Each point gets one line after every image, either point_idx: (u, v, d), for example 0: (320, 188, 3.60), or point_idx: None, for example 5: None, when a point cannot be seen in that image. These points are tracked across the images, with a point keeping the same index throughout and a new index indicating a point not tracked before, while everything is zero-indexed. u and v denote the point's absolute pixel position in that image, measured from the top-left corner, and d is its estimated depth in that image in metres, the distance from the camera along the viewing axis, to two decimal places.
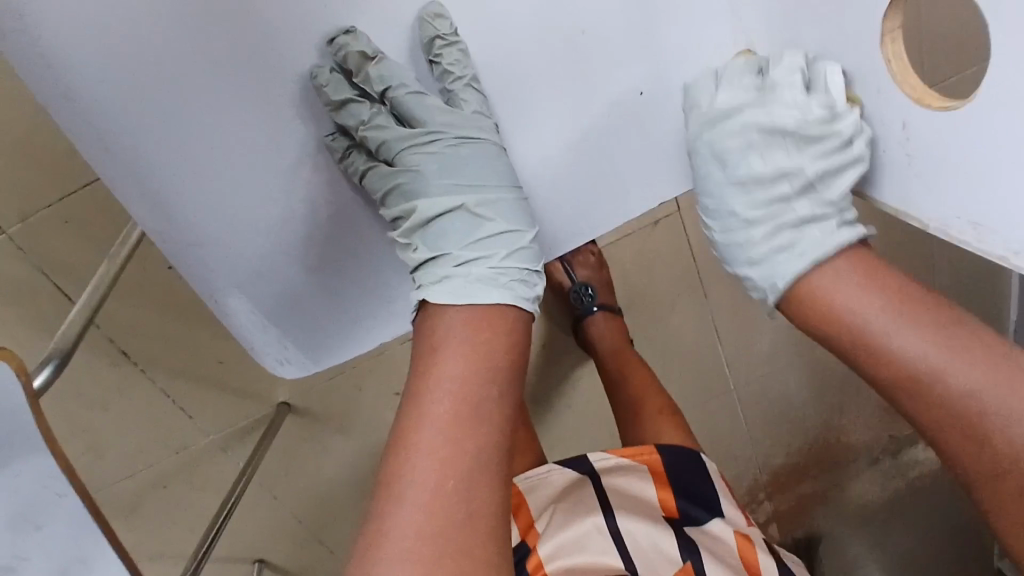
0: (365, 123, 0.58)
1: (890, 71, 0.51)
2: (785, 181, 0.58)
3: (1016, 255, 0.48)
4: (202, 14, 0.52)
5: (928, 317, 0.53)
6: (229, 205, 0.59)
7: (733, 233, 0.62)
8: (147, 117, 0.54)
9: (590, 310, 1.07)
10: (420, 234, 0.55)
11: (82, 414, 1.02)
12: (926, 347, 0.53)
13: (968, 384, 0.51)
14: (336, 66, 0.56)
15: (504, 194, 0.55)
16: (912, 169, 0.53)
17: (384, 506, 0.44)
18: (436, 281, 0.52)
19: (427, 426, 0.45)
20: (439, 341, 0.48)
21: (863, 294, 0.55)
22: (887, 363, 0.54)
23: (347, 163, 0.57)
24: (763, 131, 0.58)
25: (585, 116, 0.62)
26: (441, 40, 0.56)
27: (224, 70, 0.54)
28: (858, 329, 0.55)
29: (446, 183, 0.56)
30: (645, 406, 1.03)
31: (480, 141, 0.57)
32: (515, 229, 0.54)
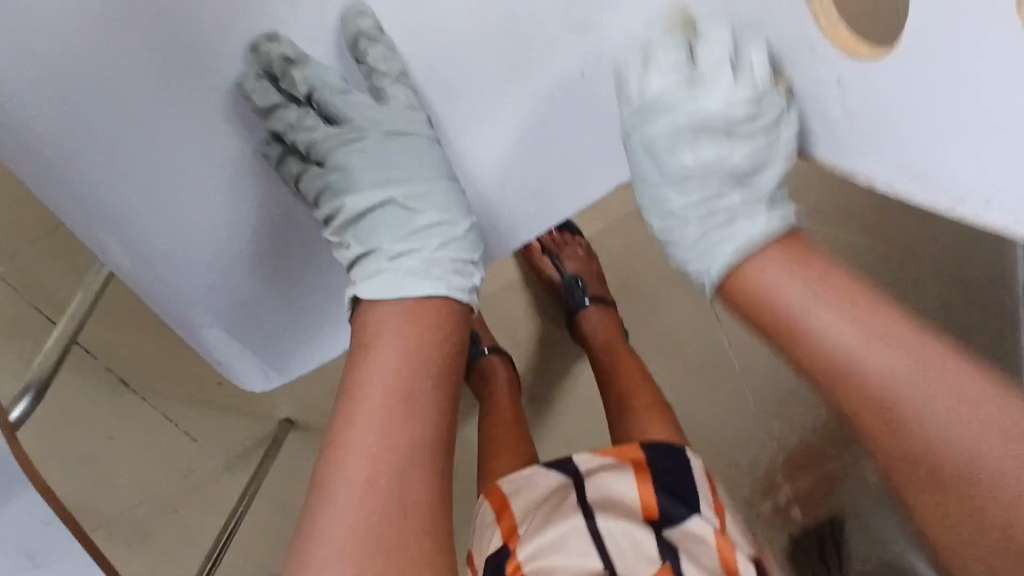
0: (294, 126, 0.58)
1: (817, 25, 0.48)
2: (721, 169, 0.56)
3: (960, 204, 0.46)
4: (133, 31, 0.51)
5: (860, 309, 0.51)
6: (183, 223, 0.58)
7: (668, 222, 0.60)
8: (91, 142, 0.53)
9: (579, 304, 1.07)
10: (353, 232, 0.56)
11: (82, 445, 1.03)
12: (855, 340, 0.50)
13: (886, 370, 0.49)
14: (261, 72, 0.55)
15: (440, 189, 0.57)
16: (852, 125, 0.51)
17: (319, 506, 0.44)
18: (368, 277, 0.53)
19: (360, 424, 0.46)
20: (374, 336, 0.49)
21: (793, 286, 0.53)
22: (818, 356, 0.51)
23: (280, 169, 0.58)
24: (693, 123, 0.55)
25: (528, 104, 0.61)
26: (367, 38, 0.55)
27: (164, 86, 0.53)
28: (787, 313, 0.52)
29: (375, 177, 0.57)
30: (635, 400, 0.95)
31: (413, 136, 0.57)
32: (448, 222, 0.56)
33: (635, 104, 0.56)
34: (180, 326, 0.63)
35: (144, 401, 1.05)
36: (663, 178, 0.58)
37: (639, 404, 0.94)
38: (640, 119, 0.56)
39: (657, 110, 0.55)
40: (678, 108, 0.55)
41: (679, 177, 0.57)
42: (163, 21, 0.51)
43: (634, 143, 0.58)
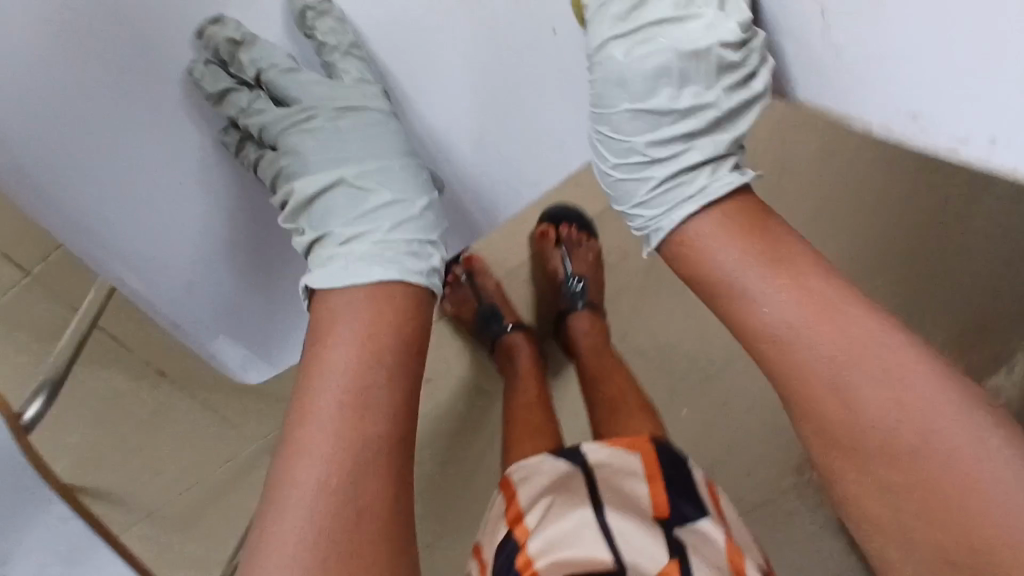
0: (246, 109, 0.58)
1: None
2: (687, 114, 0.50)
3: (964, 145, 0.40)
4: (80, 25, 0.53)
5: (810, 290, 0.44)
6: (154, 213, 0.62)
7: (630, 168, 0.53)
8: (57, 140, 0.56)
9: (577, 304, 0.99)
10: (308, 217, 0.54)
11: None
12: (798, 320, 0.44)
13: (833, 363, 0.43)
14: (212, 56, 0.55)
15: (396, 164, 0.56)
16: (834, 64, 0.46)
17: (274, 500, 0.43)
18: (321, 264, 0.51)
19: (314, 423, 0.44)
20: (328, 324, 0.47)
21: (739, 257, 0.46)
22: (760, 332, 0.45)
23: (244, 154, 0.59)
24: (680, 55, 0.49)
25: (495, 68, 0.59)
26: (311, 13, 0.55)
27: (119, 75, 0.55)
28: (729, 285, 0.46)
29: (326, 156, 0.56)
30: (624, 404, 0.87)
31: (365, 110, 0.57)
32: (405, 198, 0.54)
33: (613, 46, 0.51)
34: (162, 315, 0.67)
35: None
36: (625, 124, 0.52)
37: (630, 406, 0.86)
38: (610, 55, 0.51)
39: (635, 46, 0.51)
40: (653, 45, 0.50)
41: (644, 123, 0.51)
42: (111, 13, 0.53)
43: (603, 84, 0.52)
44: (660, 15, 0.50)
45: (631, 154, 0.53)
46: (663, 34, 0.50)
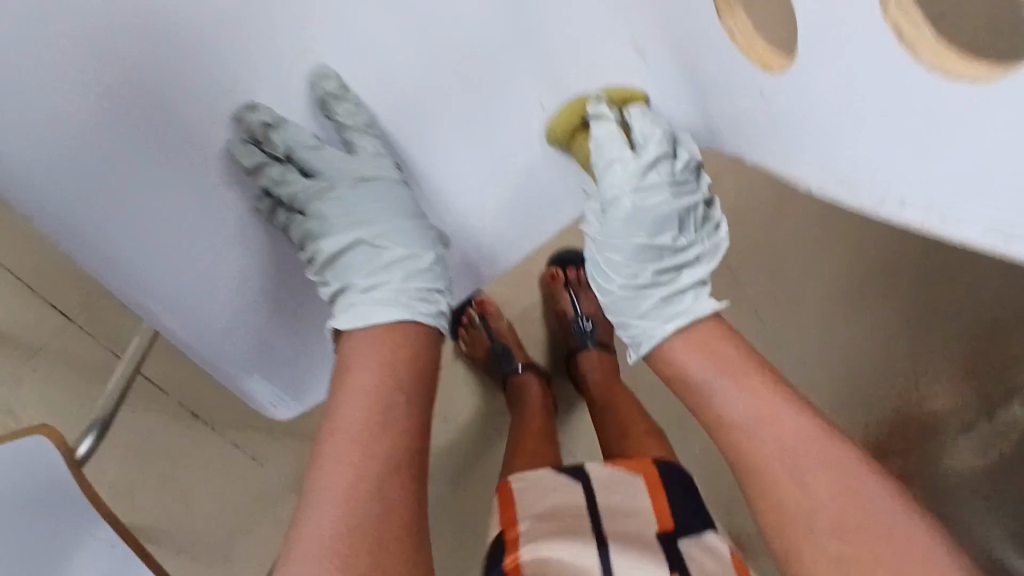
0: (278, 181, 0.67)
1: (736, 40, 0.52)
2: (671, 252, 0.70)
3: (884, 205, 0.47)
4: (129, 95, 0.57)
5: (765, 393, 0.63)
6: (187, 265, 0.64)
7: (631, 287, 0.70)
8: (100, 199, 0.59)
9: (587, 345, 1.12)
10: (334, 272, 0.67)
11: (152, 474, 1.13)
12: (750, 415, 0.63)
13: (772, 445, 0.62)
14: (244, 137, 0.64)
15: (406, 227, 0.67)
16: (783, 132, 0.54)
17: (316, 497, 0.51)
18: (346, 309, 0.62)
19: (341, 438, 0.54)
20: (350, 358, 0.58)
21: (715, 366, 0.65)
22: (724, 421, 0.64)
23: (274, 220, 0.67)
24: (676, 212, 0.68)
25: (493, 135, 0.68)
26: (335, 97, 0.63)
27: (164, 141, 0.60)
28: (705, 388, 0.65)
29: (347, 221, 0.69)
30: (630, 430, 0.98)
31: (379, 181, 0.68)
32: (414, 255, 0.66)
33: (624, 198, 0.68)
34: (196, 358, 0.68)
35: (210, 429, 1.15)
36: (628, 257, 0.69)
37: (635, 431, 0.97)
38: (622, 207, 0.68)
39: (643, 200, 0.68)
40: (652, 200, 0.69)
41: (642, 256, 0.69)
42: (159, 87, 0.58)
43: (615, 224, 0.69)
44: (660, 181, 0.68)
45: (632, 277, 0.70)
46: (661, 196, 0.68)
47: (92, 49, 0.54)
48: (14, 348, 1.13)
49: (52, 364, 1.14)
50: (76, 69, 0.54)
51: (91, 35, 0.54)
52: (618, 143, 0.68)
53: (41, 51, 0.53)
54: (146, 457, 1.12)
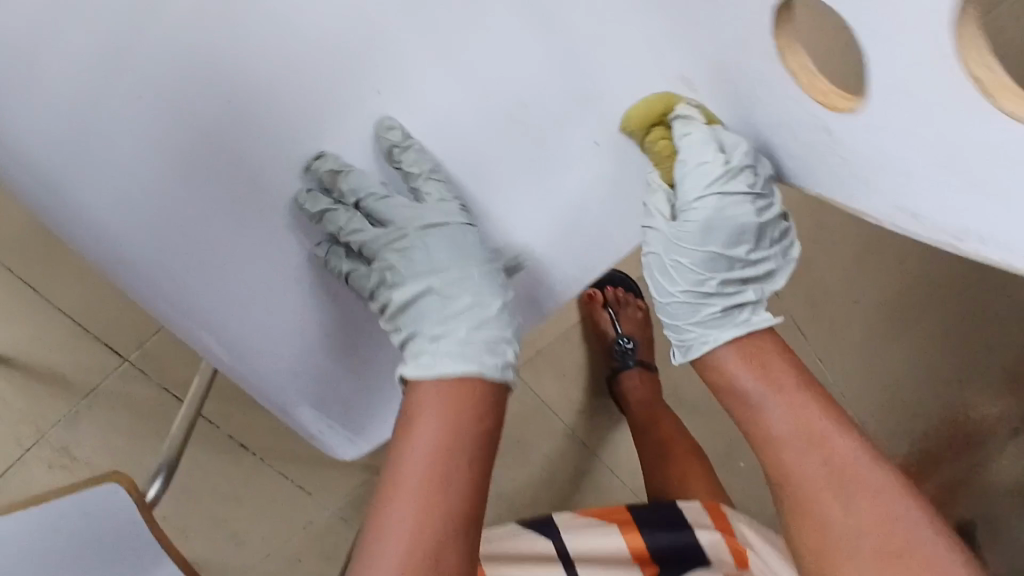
0: (344, 228, 0.67)
1: (800, 82, 0.54)
2: (738, 265, 0.69)
3: (972, 237, 0.50)
4: (203, 156, 0.61)
5: (805, 407, 0.67)
6: (257, 314, 0.66)
7: (690, 294, 0.69)
8: (176, 257, 0.61)
9: (629, 364, 1.20)
10: (403, 314, 0.67)
11: (210, 508, 1.15)
12: (789, 428, 0.67)
13: (806, 462, 0.66)
14: (306, 181, 0.66)
15: (475, 271, 0.67)
16: (847, 167, 0.56)
17: (380, 527, 0.57)
18: (414, 362, 0.63)
19: (408, 477, 0.58)
20: (417, 407, 0.60)
21: (757, 378, 0.67)
22: (760, 428, 0.68)
23: (337, 262, 0.68)
24: (753, 224, 0.67)
25: (546, 175, 0.70)
26: (401, 146, 0.66)
27: (235, 198, 0.63)
28: (747, 398, 0.68)
29: (417, 270, 0.68)
30: (671, 449, 1.16)
31: (449, 227, 0.68)
32: (484, 296, 0.66)
33: (700, 208, 0.67)
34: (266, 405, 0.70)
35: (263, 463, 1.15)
36: (693, 264, 0.69)
37: (677, 450, 1.16)
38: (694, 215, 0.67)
39: (723, 209, 0.67)
40: (731, 211, 0.67)
41: (710, 264, 0.69)
42: (230, 145, 0.61)
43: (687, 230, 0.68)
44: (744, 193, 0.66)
45: (695, 283, 0.69)
46: (745, 209, 0.67)
47: (162, 107, 0.58)
48: (65, 389, 1.15)
49: (106, 403, 1.17)
50: (148, 130, 0.58)
51: (160, 95, 0.58)
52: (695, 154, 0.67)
53: (112, 111, 0.56)
54: (202, 492, 1.13)
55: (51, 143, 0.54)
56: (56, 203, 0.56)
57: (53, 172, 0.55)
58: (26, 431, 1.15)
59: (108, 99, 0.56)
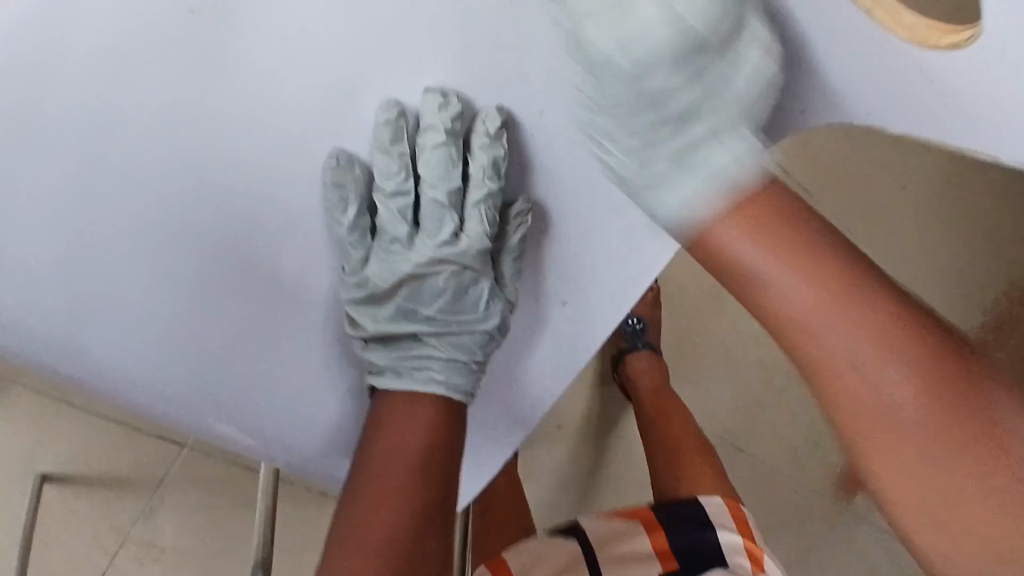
0: (392, 143, 0.57)
1: (874, 18, 0.44)
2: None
3: None
4: (146, 241, 0.53)
5: (852, 307, 0.47)
6: (276, 394, 0.61)
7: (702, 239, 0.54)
8: (160, 353, 0.56)
9: (638, 346, 1.13)
10: (378, 352, 0.61)
11: (296, 563, 1.16)
12: (805, 304, 0.48)
13: (846, 351, 0.47)
14: (379, 140, 0.57)
15: (468, 330, 0.62)
16: (951, 105, 0.46)
17: (325, 559, 0.55)
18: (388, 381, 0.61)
19: (378, 488, 0.56)
20: (392, 412, 0.60)
21: (754, 245, 0.49)
22: (777, 304, 0.49)
23: (347, 260, 0.60)
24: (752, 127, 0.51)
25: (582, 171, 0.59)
26: (488, 142, 0.57)
27: (195, 279, 0.55)
28: (749, 276, 0.50)
29: (425, 289, 0.62)
30: (680, 446, 1.02)
31: (470, 262, 0.62)
32: (458, 362, 0.62)
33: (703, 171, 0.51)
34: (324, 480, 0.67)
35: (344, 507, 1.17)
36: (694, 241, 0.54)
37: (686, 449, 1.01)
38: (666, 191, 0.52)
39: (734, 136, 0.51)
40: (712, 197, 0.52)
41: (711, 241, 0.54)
42: (170, 221, 0.53)
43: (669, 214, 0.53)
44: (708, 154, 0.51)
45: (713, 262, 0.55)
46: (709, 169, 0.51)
47: (145, 240, 0.53)
48: (137, 489, 1.17)
49: (178, 491, 1.18)
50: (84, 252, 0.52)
51: (144, 227, 0.53)
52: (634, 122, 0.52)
53: (103, 259, 0.53)
54: (294, 545, 1.16)
55: (53, 310, 0.52)
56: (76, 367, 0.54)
57: (62, 337, 0.53)
58: (109, 537, 1.16)
59: (97, 245, 0.52)
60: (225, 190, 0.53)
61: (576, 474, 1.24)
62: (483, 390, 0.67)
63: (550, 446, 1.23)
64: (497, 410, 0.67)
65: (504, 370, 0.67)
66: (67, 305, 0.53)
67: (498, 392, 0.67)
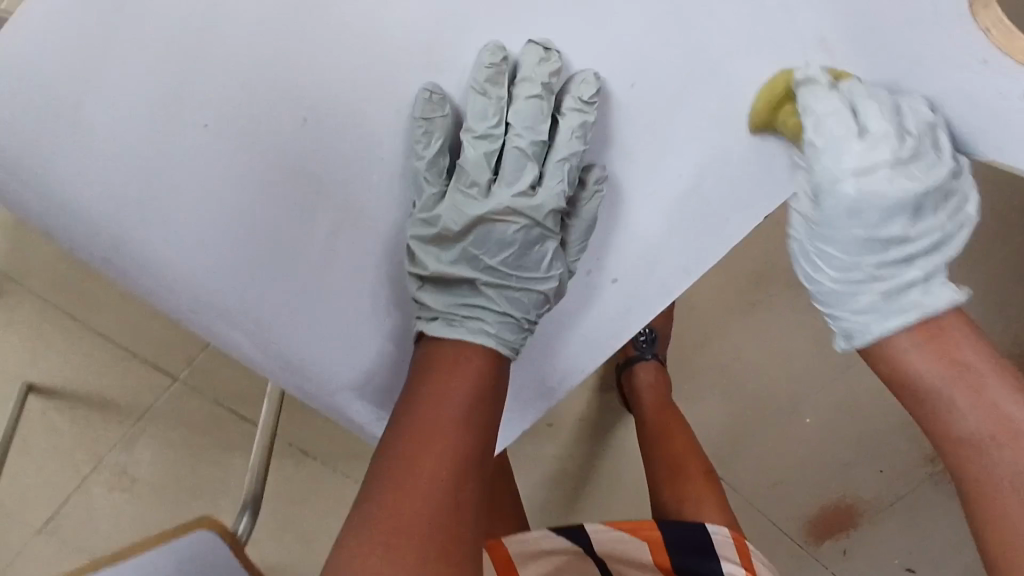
0: (486, 87, 0.57)
1: (990, 39, 0.47)
2: (910, 236, 0.56)
3: None
4: (215, 135, 0.53)
5: (942, 342, 0.55)
6: (309, 317, 0.60)
7: (839, 286, 0.59)
8: (205, 252, 0.56)
9: (647, 355, 1.13)
10: (434, 296, 0.61)
11: (272, 510, 1.15)
12: (903, 338, 0.56)
13: (925, 374, 0.55)
14: (475, 81, 0.57)
15: (526, 287, 0.62)
16: None
17: (364, 494, 0.55)
18: (442, 325, 0.60)
19: (419, 434, 0.55)
20: (434, 360, 0.59)
21: (909, 340, 0.56)
22: (877, 345, 0.58)
23: (421, 196, 0.60)
24: (889, 152, 0.54)
25: (663, 149, 0.60)
26: (585, 106, 0.58)
27: (256, 182, 0.55)
28: (870, 334, 0.58)
29: (490, 240, 0.61)
30: (685, 473, 0.99)
31: (542, 219, 0.61)
32: (511, 318, 0.61)
33: (886, 145, 0.54)
34: (338, 416, 0.66)
35: (326, 465, 1.15)
36: (848, 214, 0.56)
37: (689, 469, 1.00)
38: (844, 153, 0.55)
39: (861, 154, 0.54)
40: (886, 170, 0.54)
41: (869, 217, 0.55)
42: (244, 119, 0.54)
43: (833, 172, 0.55)
44: (902, 133, 0.53)
45: (854, 271, 0.58)
46: (897, 143, 0.53)
47: (222, 144, 0.54)
48: (121, 414, 1.14)
49: (161, 424, 1.15)
50: (149, 134, 0.53)
51: (223, 132, 0.53)
52: (830, 91, 0.55)
53: (178, 156, 0.53)
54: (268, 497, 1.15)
55: (118, 192, 0.53)
56: (128, 251, 0.55)
57: (110, 214, 0.54)
58: (84, 455, 1.14)
59: (173, 139, 0.53)
60: (311, 111, 0.54)
61: (566, 471, 1.23)
62: (522, 355, 0.67)
63: (543, 440, 1.22)
64: (529, 379, 0.67)
65: (540, 340, 0.66)
66: (135, 191, 0.54)
67: (534, 363, 0.67)
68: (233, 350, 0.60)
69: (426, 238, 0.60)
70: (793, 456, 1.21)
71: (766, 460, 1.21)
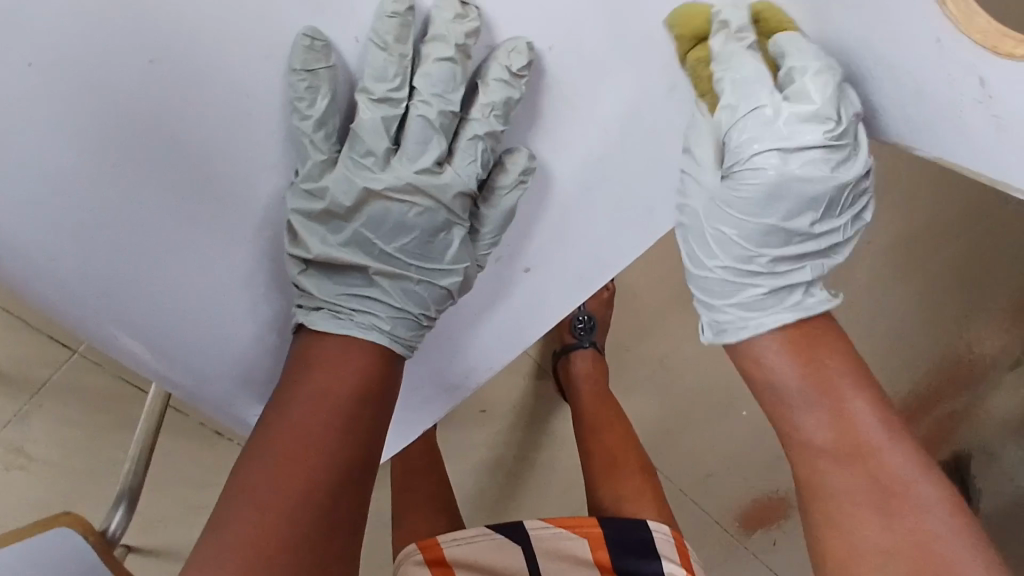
0: (389, 43, 0.50)
1: (946, 12, 0.40)
2: (800, 235, 0.52)
3: None
4: (51, 78, 0.44)
5: (824, 386, 0.52)
6: (178, 296, 0.52)
7: (711, 284, 0.56)
8: (39, 215, 0.47)
9: (583, 343, 1.07)
10: (317, 281, 0.54)
11: (179, 494, 1.05)
12: (795, 387, 0.53)
13: (808, 409, 0.52)
14: (377, 33, 0.50)
15: (429, 280, 0.55)
16: (1004, 133, 0.41)
17: (219, 516, 0.47)
18: (326, 313, 0.53)
19: (288, 441, 0.48)
20: (316, 356, 0.52)
21: (796, 378, 0.52)
22: (764, 379, 0.54)
23: (305, 163, 0.52)
24: (799, 143, 0.49)
25: (583, 123, 0.54)
26: (505, 76, 0.51)
27: (104, 137, 0.46)
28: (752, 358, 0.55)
29: (387, 223, 0.54)
30: (618, 466, 0.94)
31: (447, 201, 0.55)
32: (408, 314, 0.54)
33: (809, 125, 0.48)
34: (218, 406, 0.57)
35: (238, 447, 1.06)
36: (761, 193, 0.50)
37: (624, 465, 0.94)
38: (757, 114, 0.49)
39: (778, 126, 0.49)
40: (802, 161, 0.49)
41: (776, 200, 0.50)
42: (88, 61, 0.45)
43: (747, 152, 0.50)
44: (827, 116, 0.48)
45: (740, 258, 0.54)
46: (819, 122, 0.48)
47: (60, 89, 0.45)
48: None
49: None
50: None
51: (58, 76, 0.44)
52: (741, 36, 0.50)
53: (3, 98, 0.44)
54: (171, 484, 1.05)
55: None
56: None
57: None
58: None
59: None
60: (167, 56, 0.46)
61: (498, 461, 1.17)
62: (422, 351, 0.59)
63: (474, 428, 1.16)
64: (432, 372, 0.60)
65: (447, 332, 0.59)
66: None
67: (440, 353, 0.59)
68: (83, 331, 0.51)
69: (309, 214, 0.53)
70: (731, 450, 1.17)
71: (703, 455, 1.17)
